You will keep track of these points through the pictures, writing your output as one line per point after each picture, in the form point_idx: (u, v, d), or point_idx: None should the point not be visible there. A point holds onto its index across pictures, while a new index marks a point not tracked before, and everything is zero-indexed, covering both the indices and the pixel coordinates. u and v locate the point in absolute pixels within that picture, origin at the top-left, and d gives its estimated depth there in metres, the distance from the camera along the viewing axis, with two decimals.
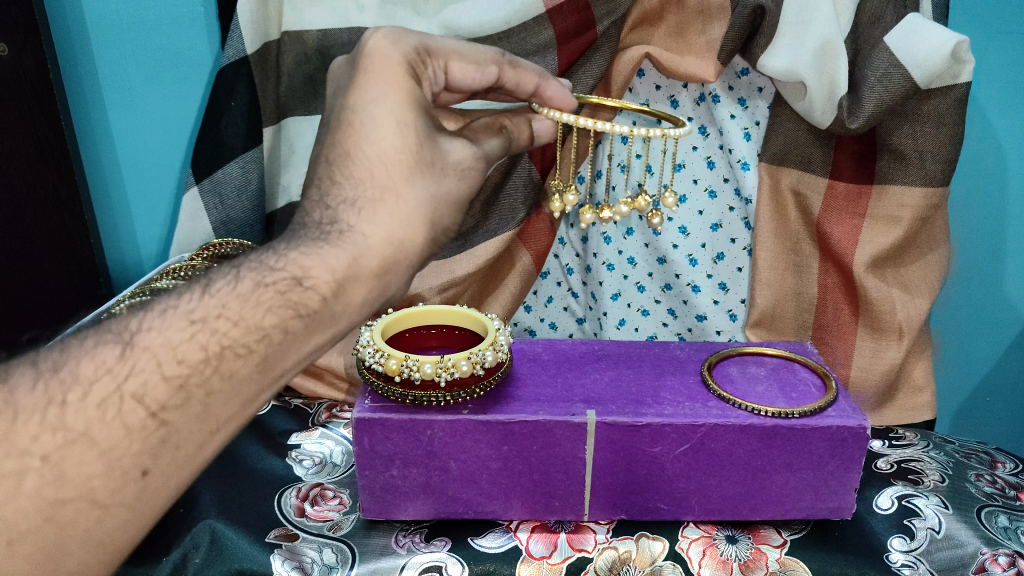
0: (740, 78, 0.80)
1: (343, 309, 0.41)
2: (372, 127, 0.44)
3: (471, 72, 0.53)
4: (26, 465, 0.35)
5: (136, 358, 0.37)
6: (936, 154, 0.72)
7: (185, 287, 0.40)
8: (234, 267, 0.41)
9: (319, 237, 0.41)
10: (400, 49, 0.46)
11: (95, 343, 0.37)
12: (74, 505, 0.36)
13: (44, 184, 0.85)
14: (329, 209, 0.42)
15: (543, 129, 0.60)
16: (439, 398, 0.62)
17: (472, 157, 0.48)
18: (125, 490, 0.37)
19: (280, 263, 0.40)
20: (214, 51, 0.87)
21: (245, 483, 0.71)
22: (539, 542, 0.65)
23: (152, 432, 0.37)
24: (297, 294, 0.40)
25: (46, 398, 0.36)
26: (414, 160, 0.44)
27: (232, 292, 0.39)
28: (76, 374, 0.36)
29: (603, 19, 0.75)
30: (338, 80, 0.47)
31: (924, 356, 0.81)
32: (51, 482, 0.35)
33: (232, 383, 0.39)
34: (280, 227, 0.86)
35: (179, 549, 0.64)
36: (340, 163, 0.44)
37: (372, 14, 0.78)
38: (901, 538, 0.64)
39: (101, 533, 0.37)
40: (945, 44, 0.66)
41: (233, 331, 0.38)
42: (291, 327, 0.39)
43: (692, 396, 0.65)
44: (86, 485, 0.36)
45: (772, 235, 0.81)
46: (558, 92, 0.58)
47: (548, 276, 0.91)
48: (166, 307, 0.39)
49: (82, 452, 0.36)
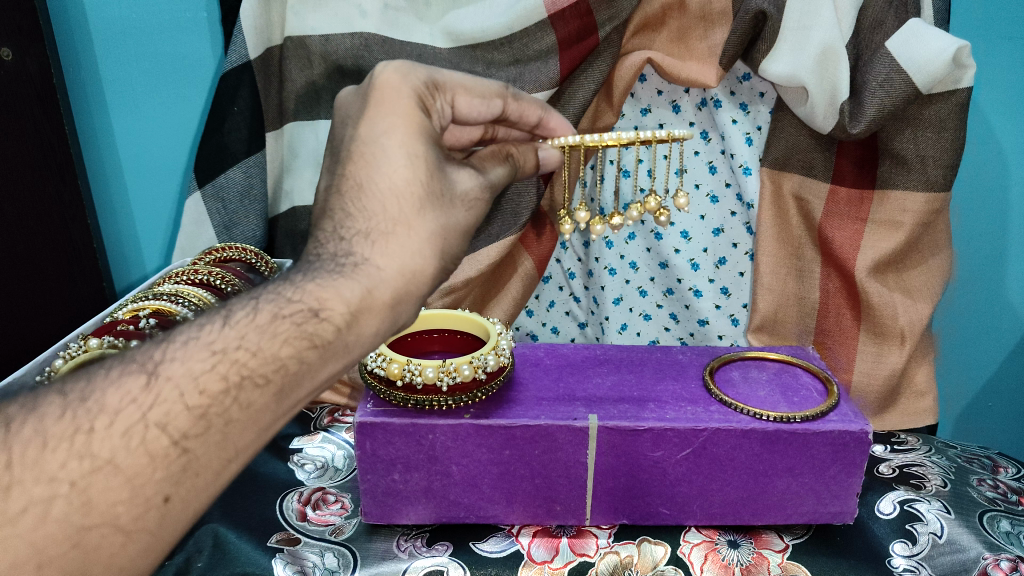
0: (741, 83, 0.81)
1: (356, 339, 0.41)
2: (383, 160, 0.43)
3: (478, 105, 0.50)
4: (54, 491, 0.33)
5: (160, 389, 0.35)
6: (937, 159, 0.72)
7: (206, 318, 0.38)
8: (253, 297, 0.39)
9: (334, 271, 0.41)
10: (410, 83, 0.46)
11: (119, 372, 0.36)
12: (99, 530, 0.34)
13: (48, 190, 0.85)
14: (343, 241, 0.42)
15: (550, 159, 0.58)
16: (441, 403, 0.62)
17: (478, 188, 0.48)
18: (148, 515, 0.35)
19: (297, 295, 0.39)
20: (218, 56, 0.87)
21: (251, 488, 0.71)
22: (541, 546, 0.65)
23: (174, 460, 0.35)
24: (312, 325, 0.39)
25: (72, 427, 0.34)
26: (426, 193, 0.43)
27: (251, 323, 0.38)
28: (101, 404, 0.34)
29: (603, 24, 0.75)
30: (347, 109, 0.47)
31: (926, 361, 0.81)
32: (79, 508, 0.33)
33: (250, 413, 0.37)
34: (283, 232, 0.87)
35: (182, 553, 0.64)
36: (353, 196, 0.43)
37: (374, 19, 0.79)
38: (903, 543, 0.64)
39: (124, 559, 0.35)
40: (945, 50, 0.66)
41: (252, 362, 0.37)
42: (307, 358, 0.39)
43: (693, 400, 0.65)
44: (111, 511, 0.34)
45: (774, 240, 0.81)
46: (561, 122, 0.58)
47: (550, 280, 0.91)
48: (188, 337, 0.37)
49: (107, 479, 0.34)
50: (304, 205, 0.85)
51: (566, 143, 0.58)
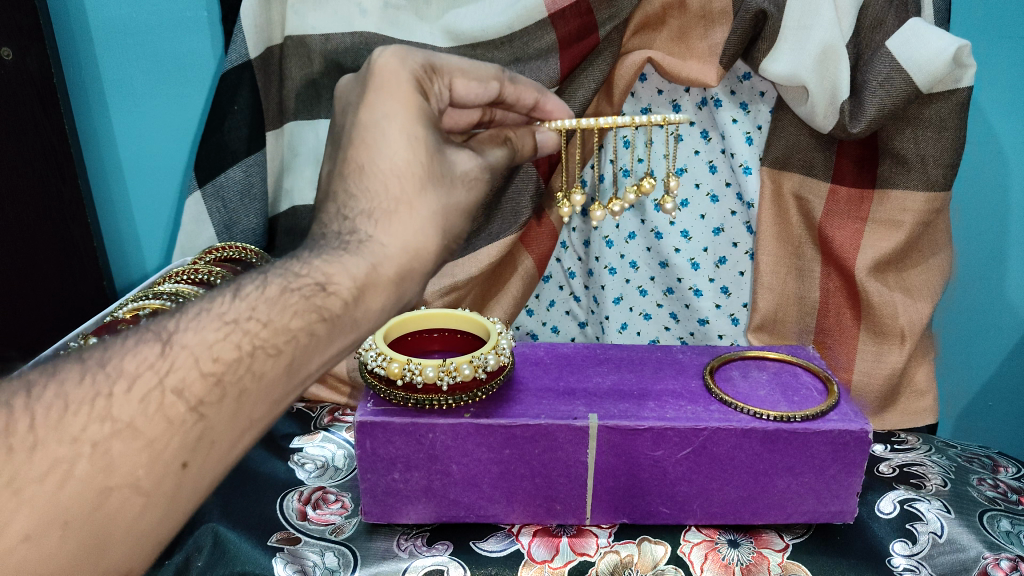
0: (742, 82, 0.81)
1: (363, 316, 0.41)
2: (383, 142, 0.43)
3: (474, 88, 0.51)
4: (78, 451, 0.32)
5: (176, 356, 0.35)
6: (938, 159, 0.72)
7: (215, 291, 0.38)
8: (262, 272, 0.40)
9: (339, 247, 0.41)
10: (409, 67, 0.46)
11: (135, 341, 0.35)
12: (120, 492, 0.33)
13: (47, 189, 0.85)
14: (347, 220, 0.42)
15: (548, 141, 0.58)
16: (441, 402, 0.62)
17: (478, 169, 0.48)
18: (166, 482, 0.34)
19: (305, 269, 0.40)
20: (218, 54, 0.87)
21: (252, 487, 0.71)
22: (541, 546, 0.65)
23: (191, 427, 0.35)
24: (320, 298, 0.39)
25: (92, 391, 0.33)
26: (426, 173, 0.44)
27: (260, 296, 0.38)
28: (120, 369, 0.34)
29: (604, 24, 0.75)
30: (347, 96, 0.47)
31: (926, 360, 0.81)
32: (101, 470, 0.33)
33: (262, 385, 0.37)
34: (283, 232, 0.86)
35: (181, 552, 0.65)
36: (354, 178, 0.43)
37: (374, 18, 0.79)
38: (903, 542, 0.64)
39: (144, 525, 0.34)
40: (945, 50, 0.66)
41: (263, 332, 0.37)
42: (317, 331, 0.38)
43: (693, 400, 0.65)
44: (131, 474, 0.33)
45: (774, 239, 0.81)
46: (558, 104, 0.58)
47: (550, 279, 0.91)
48: (200, 309, 0.37)
49: (127, 443, 0.33)
50: (304, 204, 0.85)
51: (561, 126, 0.57)
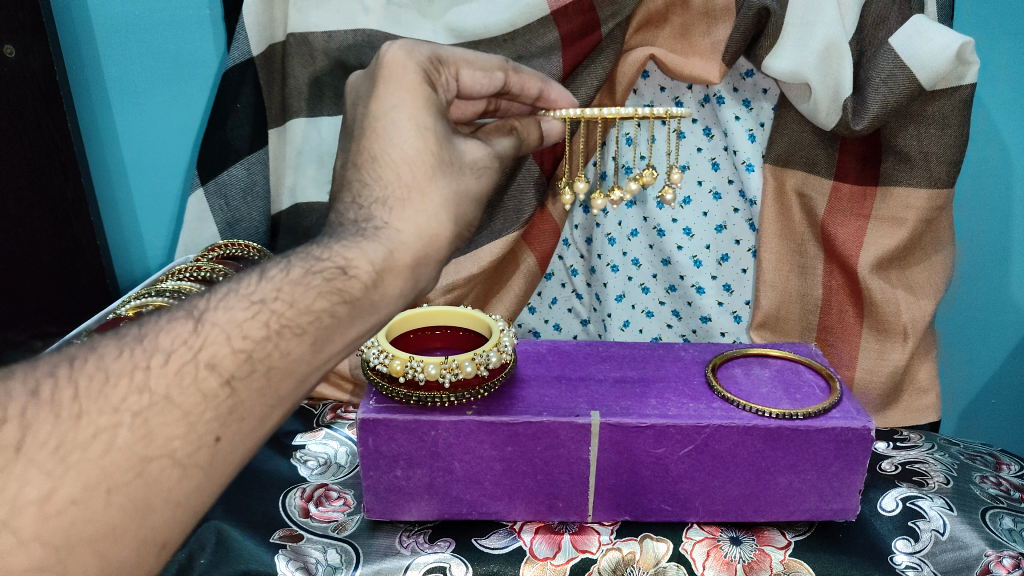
0: (745, 79, 0.80)
1: (382, 299, 0.40)
2: (394, 131, 0.44)
3: (480, 79, 0.51)
4: (118, 420, 0.33)
5: (207, 333, 0.35)
6: (941, 155, 0.72)
7: (242, 274, 0.39)
8: (286, 257, 0.39)
9: (357, 234, 0.40)
10: (415, 59, 0.46)
11: (169, 319, 0.36)
12: (159, 462, 0.34)
13: (51, 187, 0.85)
14: (362, 208, 0.42)
15: (553, 130, 0.58)
16: (444, 399, 0.62)
17: (487, 157, 0.48)
18: (200, 453, 0.35)
19: (326, 254, 0.39)
20: (220, 52, 0.87)
21: (256, 483, 0.72)
22: (543, 542, 0.65)
23: (222, 401, 0.35)
24: (342, 282, 0.39)
25: (130, 364, 0.34)
26: (436, 160, 0.44)
27: (285, 278, 0.38)
28: (155, 344, 0.35)
29: (608, 21, 0.75)
30: (355, 91, 0.48)
31: (928, 358, 0.81)
32: (141, 439, 0.33)
33: (288, 362, 0.37)
34: (286, 230, 0.87)
35: (184, 549, 0.63)
36: (368, 167, 0.43)
37: (377, 16, 0.78)
38: (906, 539, 0.64)
39: (181, 493, 0.35)
40: (950, 46, 0.66)
41: (289, 312, 0.37)
42: (338, 313, 0.38)
43: (696, 397, 0.65)
44: (168, 445, 0.34)
45: (777, 235, 0.81)
46: (561, 93, 0.58)
47: (552, 277, 0.92)
48: (228, 289, 0.37)
49: (164, 414, 0.34)
50: (307, 203, 0.85)
51: (566, 115, 0.58)
